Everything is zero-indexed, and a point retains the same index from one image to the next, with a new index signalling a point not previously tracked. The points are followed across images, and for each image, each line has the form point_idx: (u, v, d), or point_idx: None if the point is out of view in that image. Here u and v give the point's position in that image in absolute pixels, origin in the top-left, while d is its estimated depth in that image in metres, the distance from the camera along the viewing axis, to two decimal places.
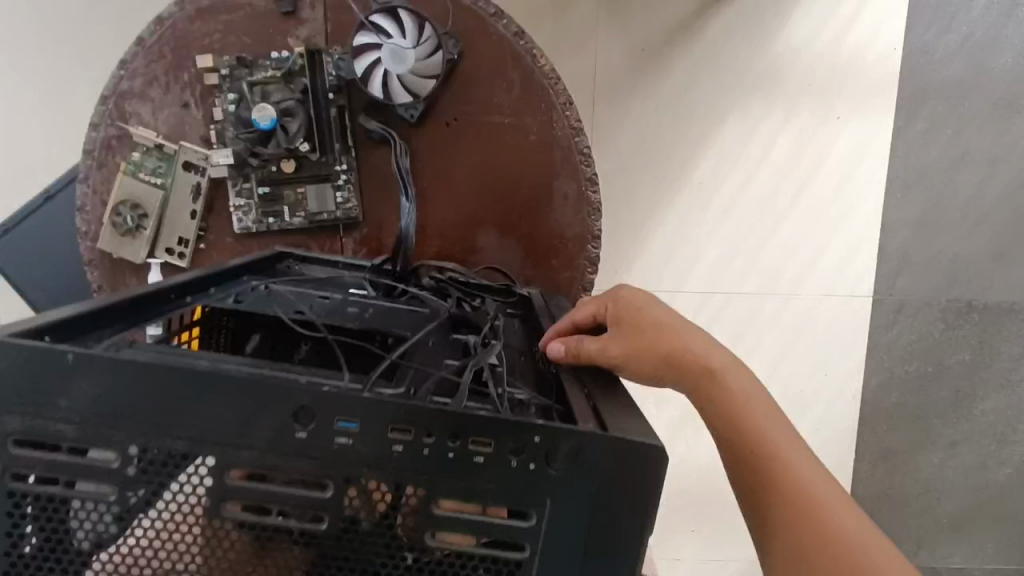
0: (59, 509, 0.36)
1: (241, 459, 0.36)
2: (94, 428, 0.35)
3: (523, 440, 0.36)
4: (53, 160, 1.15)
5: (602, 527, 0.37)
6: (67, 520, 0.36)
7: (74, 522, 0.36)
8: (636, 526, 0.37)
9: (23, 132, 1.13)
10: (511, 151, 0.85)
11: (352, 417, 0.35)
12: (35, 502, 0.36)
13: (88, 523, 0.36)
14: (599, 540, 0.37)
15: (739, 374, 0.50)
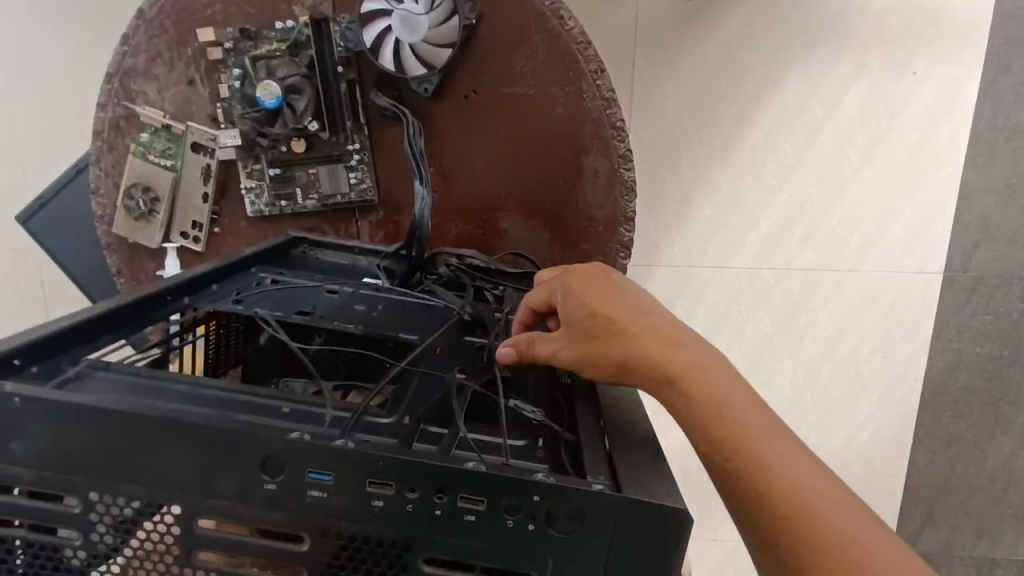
0: (51, 556, 0.33)
1: (208, 510, 0.32)
2: (50, 473, 0.32)
3: (519, 498, 0.31)
4: (79, 137, 1.12)
5: None
6: (58, 565, 0.33)
7: (65, 567, 0.33)
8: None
9: (42, 99, 1.11)
10: (535, 124, 0.78)
11: (324, 469, 0.31)
12: (25, 548, 0.33)
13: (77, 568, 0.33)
14: None
15: (700, 355, 0.40)
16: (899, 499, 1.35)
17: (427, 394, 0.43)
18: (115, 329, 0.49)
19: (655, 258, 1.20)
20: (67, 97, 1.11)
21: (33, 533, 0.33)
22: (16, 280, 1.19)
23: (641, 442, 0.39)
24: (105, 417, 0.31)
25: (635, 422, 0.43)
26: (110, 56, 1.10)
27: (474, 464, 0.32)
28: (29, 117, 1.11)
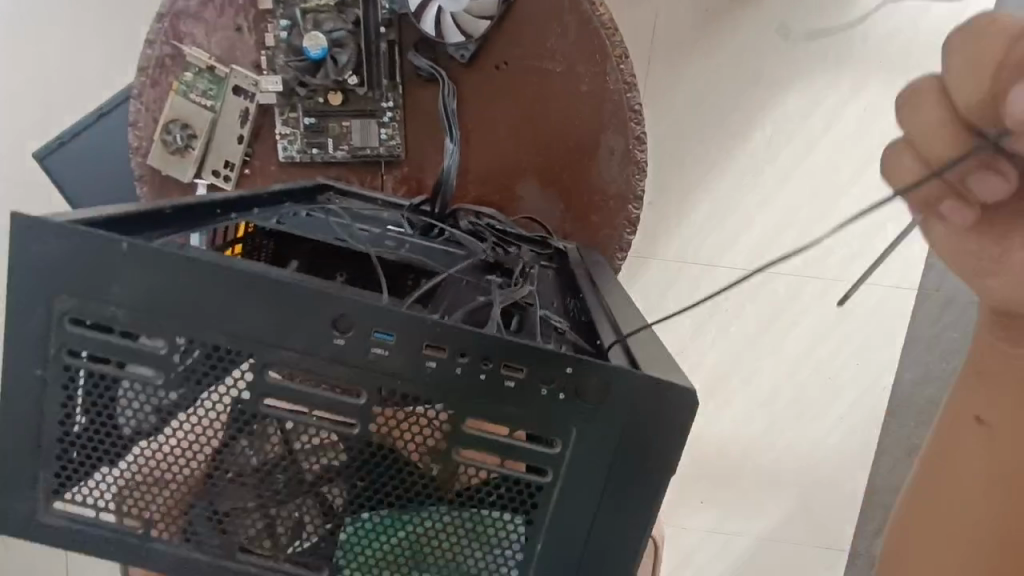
0: (110, 389, 0.38)
1: (280, 359, 0.37)
2: (141, 314, 0.36)
3: (555, 369, 0.36)
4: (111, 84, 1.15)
5: (626, 462, 0.37)
6: (115, 399, 0.38)
7: (122, 401, 0.38)
8: (659, 470, 0.37)
9: (76, 36, 1.13)
10: (560, 101, 0.83)
11: (388, 329, 0.36)
12: (88, 378, 0.38)
13: (136, 405, 0.38)
14: (621, 473, 0.37)
15: None
16: (860, 503, 1.42)
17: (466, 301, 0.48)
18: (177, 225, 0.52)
19: (653, 249, 1.26)
20: (100, 35, 1.14)
21: (109, 367, 0.37)
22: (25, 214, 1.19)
23: (654, 350, 0.44)
24: (198, 265, 0.35)
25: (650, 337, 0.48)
26: (150, 2, 1.14)
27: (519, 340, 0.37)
28: (62, 53, 1.14)
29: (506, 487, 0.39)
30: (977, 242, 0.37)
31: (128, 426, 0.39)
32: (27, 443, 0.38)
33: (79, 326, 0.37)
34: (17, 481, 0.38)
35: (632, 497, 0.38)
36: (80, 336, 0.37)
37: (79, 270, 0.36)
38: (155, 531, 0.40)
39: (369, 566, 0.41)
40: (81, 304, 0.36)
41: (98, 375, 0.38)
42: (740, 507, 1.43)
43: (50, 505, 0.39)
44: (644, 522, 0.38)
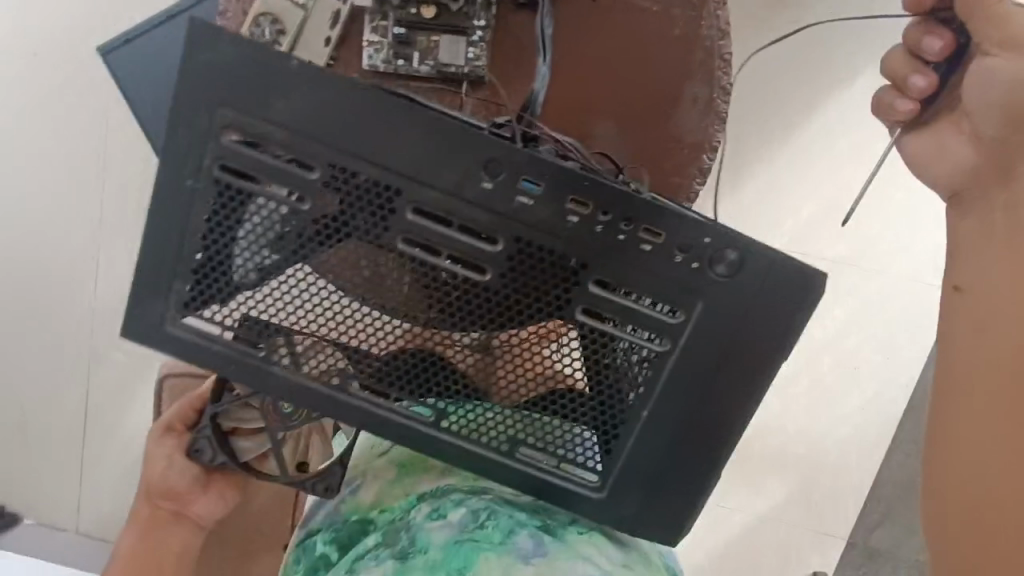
0: (239, 209, 0.47)
1: (433, 196, 0.45)
2: (299, 133, 0.44)
3: (696, 239, 0.45)
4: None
5: (733, 333, 0.47)
6: (241, 220, 0.47)
7: (244, 224, 0.47)
8: (771, 345, 0.47)
9: None
10: (651, 40, 0.83)
11: (534, 181, 0.44)
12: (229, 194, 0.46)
13: (257, 227, 0.47)
14: (728, 341, 0.47)
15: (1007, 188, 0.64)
16: (865, 494, 1.44)
17: None
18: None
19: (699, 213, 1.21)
20: None
21: (248, 183, 0.46)
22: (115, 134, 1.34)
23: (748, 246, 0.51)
24: (370, 103, 0.43)
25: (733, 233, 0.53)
26: None
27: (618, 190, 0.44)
28: None
29: (619, 341, 0.48)
30: (921, 139, 0.70)
31: (245, 256, 0.48)
32: (166, 250, 0.47)
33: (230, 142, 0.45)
34: (160, 283, 0.48)
35: (734, 367, 0.48)
36: (230, 151, 0.45)
37: (247, 82, 0.43)
38: (276, 357, 0.50)
39: (476, 420, 0.52)
40: (240, 119, 0.44)
41: (230, 190, 0.46)
42: (747, 484, 1.45)
43: (176, 317, 0.49)
44: (743, 397, 0.49)
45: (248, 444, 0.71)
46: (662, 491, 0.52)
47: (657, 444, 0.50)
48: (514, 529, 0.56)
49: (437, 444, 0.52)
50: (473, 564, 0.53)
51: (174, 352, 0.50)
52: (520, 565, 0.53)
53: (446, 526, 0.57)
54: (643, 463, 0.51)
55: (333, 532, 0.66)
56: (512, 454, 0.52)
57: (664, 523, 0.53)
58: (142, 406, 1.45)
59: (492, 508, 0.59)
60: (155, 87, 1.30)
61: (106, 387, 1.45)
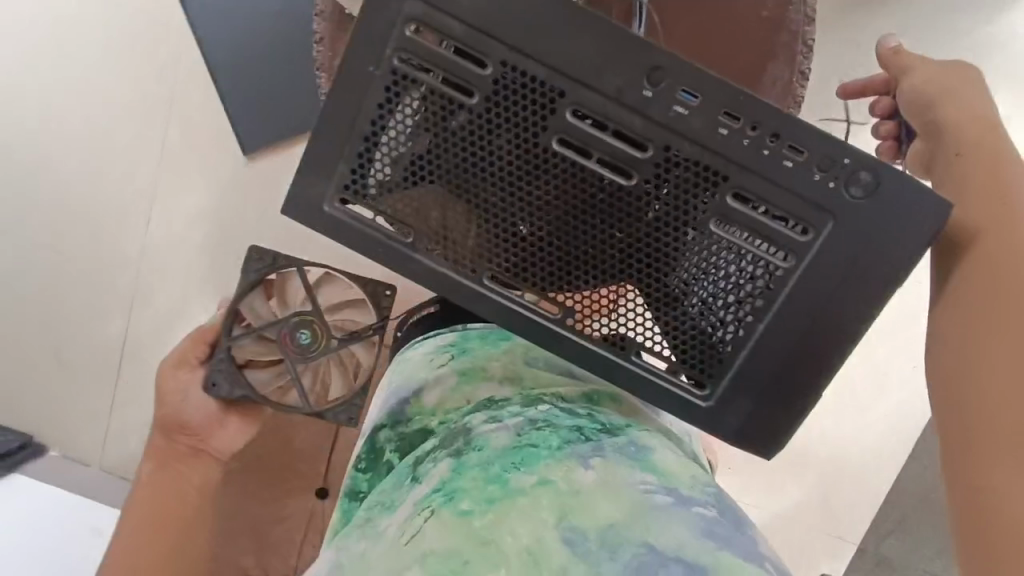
0: (397, 97, 0.56)
1: (590, 98, 0.54)
2: (477, 33, 0.54)
3: (834, 160, 0.53)
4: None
5: (858, 251, 0.55)
6: (397, 106, 0.57)
7: (401, 110, 0.57)
8: (894, 265, 0.55)
9: None
10: (739, 18, 0.87)
11: (691, 93, 0.53)
12: (396, 84, 0.56)
13: (406, 116, 0.57)
14: (852, 259, 0.55)
15: (979, 125, 0.67)
16: (883, 501, 1.46)
17: None
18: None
19: None
20: None
21: (420, 75, 0.55)
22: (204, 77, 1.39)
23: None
24: (559, 11, 0.52)
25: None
26: None
27: (761, 106, 0.53)
28: None
29: (739, 252, 0.57)
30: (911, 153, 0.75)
31: (395, 141, 0.58)
32: (336, 128, 0.57)
33: (414, 34, 0.54)
34: (325, 159, 0.58)
35: (854, 283, 0.56)
36: (415, 44, 0.54)
37: None
38: (419, 244, 0.60)
39: (596, 319, 0.61)
40: (427, 14, 0.54)
41: (400, 78, 0.56)
42: (767, 480, 1.48)
43: (333, 200, 0.59)
44: (859, 315, 0.56)
45: (261, 374, 0.99)
46: (773, 401, 0.59)
47: (770, 354, 0.58)
48: (573, 438, 0.62)
49: (561, 341, 0.61)
50: (531, 460, 0.60)
51: (328, 231, 0.60)
52: (577, 463, 0.59)
53: (503, 431, 0.64)
54: (758, 371, 0.59)
55: (396, 438, 0.75)
56: (628, 355, 0.61)
57: (767, 432, 0.60)
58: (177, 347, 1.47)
59: (550, 419, 0.65)
60: (235, 46, 1.35)
61: (146, 327, 1.47)
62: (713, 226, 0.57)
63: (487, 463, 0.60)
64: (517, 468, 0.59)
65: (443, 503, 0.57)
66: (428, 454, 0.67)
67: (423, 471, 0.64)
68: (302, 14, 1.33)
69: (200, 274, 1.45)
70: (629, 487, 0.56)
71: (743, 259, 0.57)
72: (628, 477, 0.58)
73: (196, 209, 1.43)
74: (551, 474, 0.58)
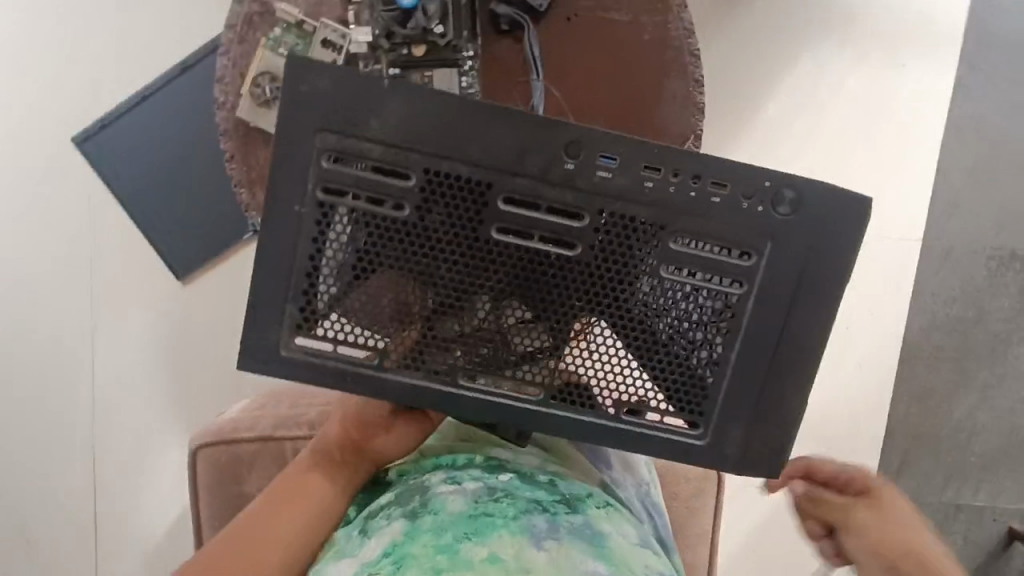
0: (328, 223, 0.57)
1: (514, 183, 0.56)
2: (394, 149, 0.55)
3: (757, 186, 0.56)
4: (185, 60, 1.28)
5: (805, 263, 0.57)
6: (331, 231, 0.57)
7: (335, 233, 0.57)
8: (838, 266, 0.58)
9: (163, 21, 1.28)
10: (626, 45, 0.91)
11: (610, 157, 0.56)
12: (327, 211, 0.57)
13: (344, 239, 0.58)
14: (801, 271, 0.58)
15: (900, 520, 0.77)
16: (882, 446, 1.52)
17: None
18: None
19: None
20: (185, 19, 1.29)
21: (347, 199, 0.56)
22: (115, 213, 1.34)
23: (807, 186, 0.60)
24: (468, 108, 0.55)
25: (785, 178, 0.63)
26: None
27: (679, 153, 0.56)
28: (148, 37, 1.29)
29: (698, 290, 0.59)
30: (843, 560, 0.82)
31: (332, 266, 0.58)
32: (276, 271, 0.58)
33: (330, 164, 0.56)
34: (273, 303, 0.59)
35: (807, 294, 0.58)
36: (334, 172, 0.56)
37: (344, 109, 0.54)
38: (386, 361, 0.60)
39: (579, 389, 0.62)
40: (339, 142, 0.55)
41: (325, 207, 0.57)
42: None
43: (287, 342, 0.60)
44: (819, 322, 0.58)
45: None
46: (766, 421, 0.61)
47: (751, 378, 0.60)
48: (530, 511, 0.68)
49: (548, 417, 0.61)
50: (486, 529, 0.65)
51: (293, 371, 0.60)
52: (529, 540, 0.64)
53: (460, 494, 0.70)
54: (743, 396, 0.60)
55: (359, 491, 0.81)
56: (618, 415, 0.62)
57: (769, 451, 0.62)
58: (156, 492, 1.40)
59: (510, 489, 0.71)
60: (140, 178, 1.32)
61: (118, 478, 1.39)
62: (665, 272, 0.58)
63: (441, 528, 0.65)
64: (469, 538, 0.64)
65: (392, 571, 0.61)
66: (382, 510, 0.72)
67: (376, 527, 0.69)
68: (197, 126, 1.30)
69: (163, 412, 1.38)
70: (578, 573, 0.62)
71: (701, 296, 0.59)
72: (581, 563, 0.63)
73: (142, 347, 1.37)
74: (502, 548, 0.63)
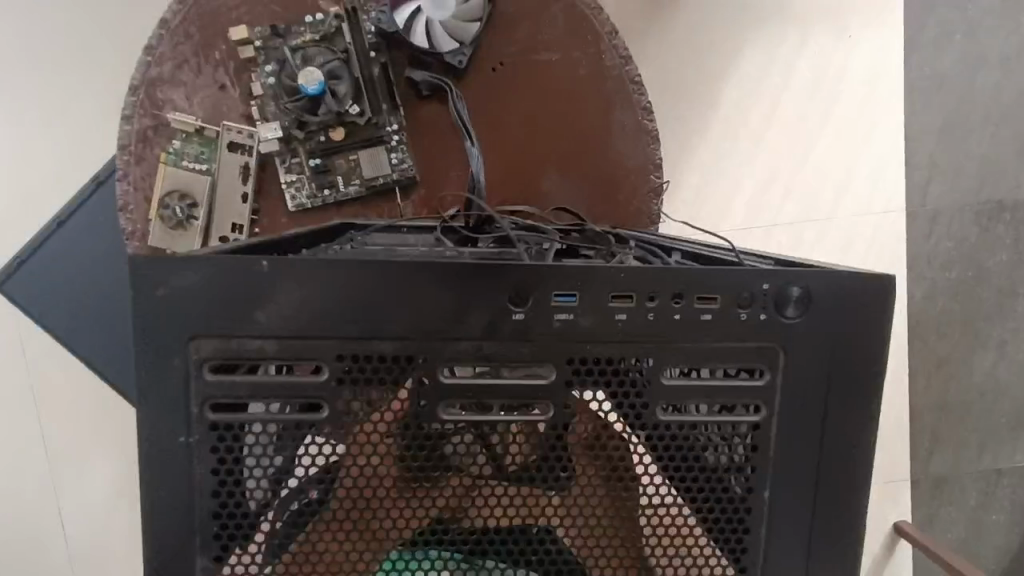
0: (234, 445, 0.44)
1: (455, 349, 0.44)
2: (290, 341, 0.43)
3: (755, 291, 0.44)
4: (96, 176, 1.17)
5: (836, 371, 0.45)
6: (241, 451, 0.45)
7: (246, 454, 0.45)
8: (873, 363, 0.45)
9: (64, 135, 1.17)
10: (561, 86, 0.83)
11: (567, 293, 0.43)
12: (222, 434, 0.44)
13: (259, 460, 0.45)
14: (833, 381, 0.45)
15: None
16: (911, 428, 1.45)
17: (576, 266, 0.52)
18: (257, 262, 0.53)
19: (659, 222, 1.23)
20: (86, 128, 1.17)
21: (234, 414, 0.44)
22: (54, 351, 1.23)
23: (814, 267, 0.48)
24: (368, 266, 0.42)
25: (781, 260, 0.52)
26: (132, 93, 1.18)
27: (646, 271, 0.43)
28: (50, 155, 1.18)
29: (715, 430, 0.46)
30: None
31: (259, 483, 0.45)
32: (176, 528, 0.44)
33: (217, 372, 0.44)
34: (173, 569, 0.44)
35: (841, 409, 0.45)
36: (218, 383, 0.43)
37: (212, 303, 0.42)
38: None
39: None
40: (219, 348, 0.43)
41: (225, 428, 0.44)
42: None
43: None
44: (863, 443, 0.46)
45: None
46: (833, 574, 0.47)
47: (802, 526, 0.47)
48: None
49: None
50: None
51: None
52: None
53: None
54: (793, 556, 0.47)
55: None
56: None
57: None
58: None
59: None
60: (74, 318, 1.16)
61: None
62: (663, 415, 0.46)
63: None
64: None
65: None
66: None
67: None
68: (117, 248, 1.15)
69: None
70: None
71: (719, 438, 0.47)
72: None
73: (114, 486, 1.26)
74: None
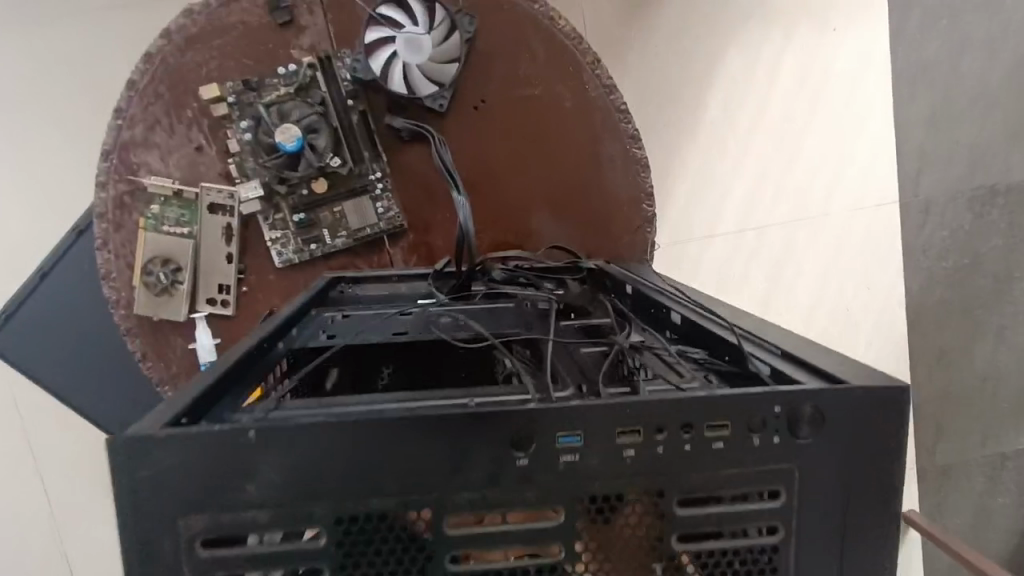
0: None
1: (457, 499, 0.31)
2: (290, 507, 0.30)
3: (762, 412, 0.32)
4: (78, 224, 1.14)
5: (860, 498, 0.33)
6: None
7: None
8: (890, 480, 0.33)
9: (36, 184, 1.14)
10: (546, 120, 0.80)
11: (574, 431, 0.31)
12: None
13: None
14: (858, 509, 0.33)
15: None
16: (912, 417, 1.47)
17: (580, 366, 0.46)
18: (257, 365, 0.49)
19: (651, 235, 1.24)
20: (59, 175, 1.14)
21: None
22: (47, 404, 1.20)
23: (837, 363, 0.37)
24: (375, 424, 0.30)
25: (792, 342, 0.43)
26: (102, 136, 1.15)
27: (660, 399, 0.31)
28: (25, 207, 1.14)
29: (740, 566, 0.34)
30: None
31: None
32: None
33: (211, 548, 0.30)
34: None
35: (883, 541, 0.33)
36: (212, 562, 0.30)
37: (197, 489, 0.29)
38: None
39: None
40: (211, 522, 0.30)
41: None
42: None
43: None
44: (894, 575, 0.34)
45: None
46: None
47: None
48: None
49: None
50: None
51: None
52: None
53: None
54: None
55: None
56: None
57: None
58: None
59: None
60: (64, 368, 1.14)
61: None
62: (679, 547, 0.33)
63: None
64: None
65: None
66: None
67: None
68: (103, 299, 1.12)
69: None
70: None
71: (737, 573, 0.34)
72: None
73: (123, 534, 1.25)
74: None
